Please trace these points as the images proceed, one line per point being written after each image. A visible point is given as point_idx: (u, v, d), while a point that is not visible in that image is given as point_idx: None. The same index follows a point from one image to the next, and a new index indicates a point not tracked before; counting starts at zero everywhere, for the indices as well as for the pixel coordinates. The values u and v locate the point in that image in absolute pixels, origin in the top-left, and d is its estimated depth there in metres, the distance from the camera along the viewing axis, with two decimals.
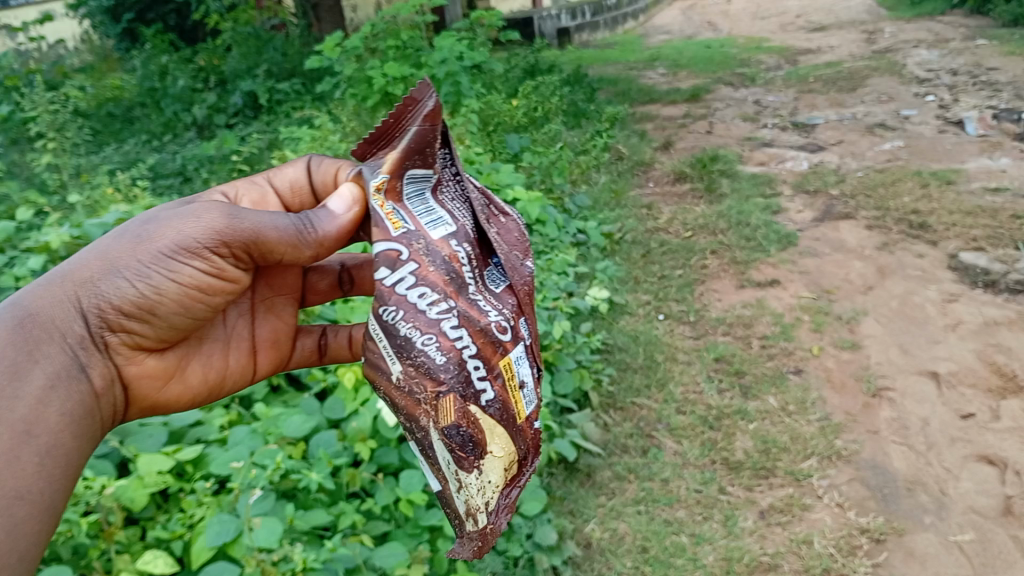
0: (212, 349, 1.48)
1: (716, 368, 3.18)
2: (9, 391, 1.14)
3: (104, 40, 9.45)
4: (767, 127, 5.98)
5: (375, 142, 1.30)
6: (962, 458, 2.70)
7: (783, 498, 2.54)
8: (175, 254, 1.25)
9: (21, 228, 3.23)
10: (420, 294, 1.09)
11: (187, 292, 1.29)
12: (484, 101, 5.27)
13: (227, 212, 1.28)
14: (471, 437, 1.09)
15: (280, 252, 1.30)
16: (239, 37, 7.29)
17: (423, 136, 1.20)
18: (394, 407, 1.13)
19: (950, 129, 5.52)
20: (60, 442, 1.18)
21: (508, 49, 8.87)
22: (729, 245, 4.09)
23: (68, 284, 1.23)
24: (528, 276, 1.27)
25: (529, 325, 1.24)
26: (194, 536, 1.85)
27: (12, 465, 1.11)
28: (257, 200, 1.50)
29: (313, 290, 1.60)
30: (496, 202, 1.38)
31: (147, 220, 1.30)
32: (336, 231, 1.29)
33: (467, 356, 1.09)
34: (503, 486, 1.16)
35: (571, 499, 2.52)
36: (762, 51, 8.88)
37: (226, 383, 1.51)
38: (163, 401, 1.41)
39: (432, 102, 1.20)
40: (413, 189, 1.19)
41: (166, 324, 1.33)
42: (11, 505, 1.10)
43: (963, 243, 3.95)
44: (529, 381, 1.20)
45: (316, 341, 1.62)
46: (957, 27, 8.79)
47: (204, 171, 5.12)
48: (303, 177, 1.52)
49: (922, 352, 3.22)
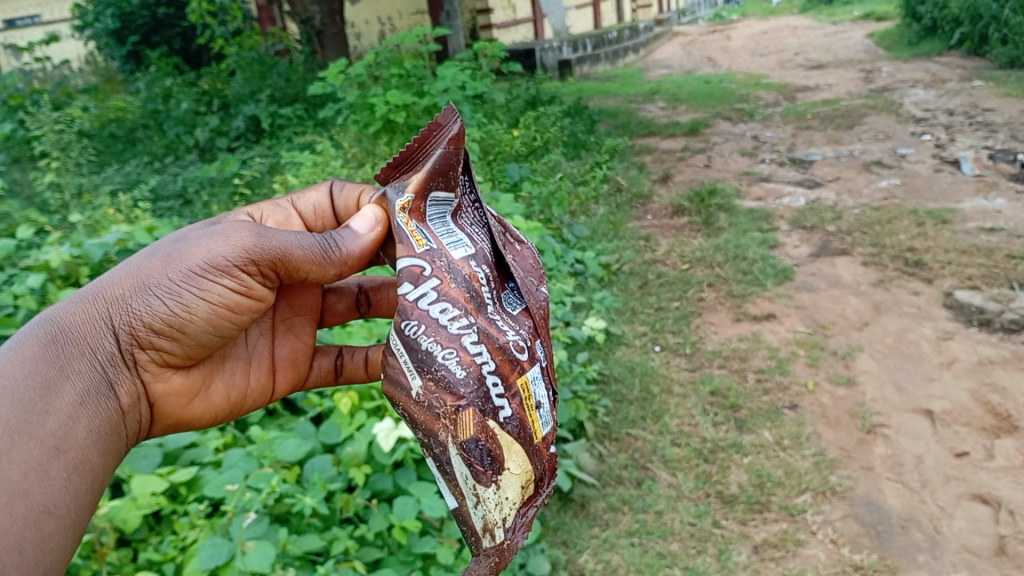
0: (234, 367, 1.47)
1: (711, 401, 3.18)
2: (40, 406, 1.11)
3: (109, 62, 9.54)
4: (765, 162, 6.04)
5: (398, 166, 1.29)
6: (956, 497, 2.69)
7: (777, 533, 2.53)
8: (205, 271, 1.24)
9: (21, 246, 3.24)
10: (441, 310, 1.11)
11: (216, 310, 1.28)
12: (484, 131, 5.33)
13: (255, 231, 1.28)
14: (490, 451, 1.09)
15: (305, 270, 1.30)
16: (244, 62, 7.38)
17: (447, 159, 1.22)
18: (412, 423, 1.13)
19: (946, 169, 5.57)
20: (86, 458, 1.14)
21: (510, 79, 8.97)
22: (726, 278, 4.11)
23: (99, 302, 1.21)
24: (543, 302, 1.29)
25: (544, 348, 1.25)
26: (186, 558, 1.85)
27: (42, 480, 1.08)
28: (282, 221, 1.51)
29: (330, 311, 1.59)
30: (511, 231, 1.40)
31: (178, 238, 1.29)
32: (359, 251, 1.30)
33: (486, 372, 1.10)
34: (521, 505, 1.15)
35: (565, 529, 2.51)
36: (761, 87, 8.99)
37: (247, 402, 1.49)
38: (187, 418, 1.39)
39: (457, 126, 1.22)
40: (436, 212, 1.22)
41: (194, 343, 1.31)
42: (39, 520, 1.06)
43: (958, 281, 3.97)
44: (545, 402, 1.20)
45: (332, 361, 1.60)
46: (953, 68, 8.90)
47: (205, 194, 5.13)
48: (326, 202, 1.54)
49: (916, 389, 3.22)
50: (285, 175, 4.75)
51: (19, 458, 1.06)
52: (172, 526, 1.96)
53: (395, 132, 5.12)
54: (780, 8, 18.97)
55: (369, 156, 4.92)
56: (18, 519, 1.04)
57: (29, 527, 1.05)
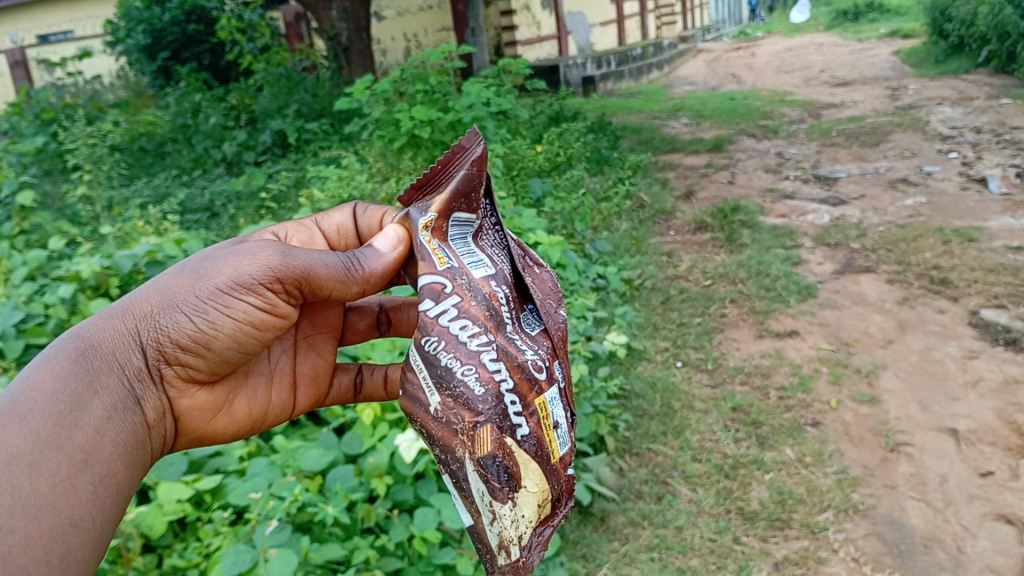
0: (257, 383, 1.49)
1: (733, 417, 3.18)
2: (69, 420, 1.13)
3: (140, 76, 9.71)
4: (788, 179, 6.02)
5: (421, 188, 1.35)
6: (980, 516, 2.66)
7: (799, 550, 2.52)
8: (231, 289, 1.27)
9: (53, 256, 3.30)
10: (461, 326, 1.13)
11: (242, 327, 1.30)
12: (508, 146, 5.35)
13: (281, 250, 1.31)
14: (507, 468, 1.10)
15: (329, 288, 1.33)
16: (271, 78, 7.49)
17: (470, 181, 1.25)
18: (430, 439, 1.14)
19: (973, 187, 5.53)
20: (112, 472, 1.16)
21: (533, 95, 9.02)
22: (749, 295, 4.10)
23: (128, 318, 1.24)
24: (561, 324, 1.31)
25: (562, 369, 1.27)
26: (210, 565, 1.88)
27: (69, 494, 1.08)
28: (306, 240, 1.54)
29: (351, 329, 1.62)
30: (530, 255, 1.41)
31: (205, 256, 1.31)
32: (382, 268, 1.33)
33: (504, 390, 1.11)
34: (537, 524, 1.15)
35: (585, 543, 2.52)
36: (786, 105, 8.97)
37: (268, 418, 1.51)
38: (212, 432, 1.41)
39: (480, 149, 1.25)
40: (457, 232, 1.25)
41: (219, 359, 1.34)
42: (65, 532, 1.06)
43: (984, 300, 3.94)
44: (563, 422, 1.21)
45: (352, 378, 1.63)
46: (981, 86, 8.84)
47: (231, 207, 5.21)
48: (349, 222, 1.57)
49: (941, 408, 3.20)
50: (311, 189, 4.80)
51: (48, 471, 1.07)
52: (196, 533, 1.99)
53: (419, 147, 5.15)
54: (804, 26, 18.99)
55: (394, 171, 4.94)
56: (45, 531, 1.04)
57: (56, 540, 1.05)
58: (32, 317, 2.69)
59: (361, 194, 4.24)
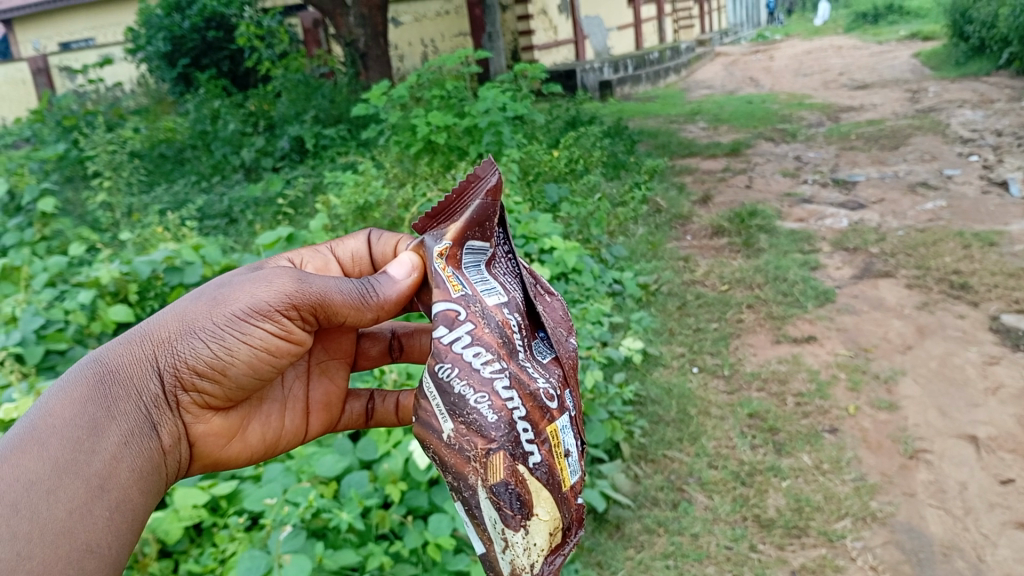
0: (271, 409, 1.49)
1: (750, 423, 3.16)
2: (87, 445, 1.12)
3: (160, 83, 9.77)
4: (807, 183, 5.99)
5: (435, 216, 1.34)
6: (1000, 525, 2.64)
7: (816, 558, 2.50)
8: (248, 315, 1.27)
9: (73, 263, 3.34)
10: (475, 354, 1.13)
11: (257, 354, 1.30)
12: (525, 151, 5.31)
13: (297, 277, 1.31)
14: (519, 496, 1.09)
15: (344, 315, 1.32)
16: (290, 84, 7.55)
17: (484, 210, 1.26)
18: (442, 466, 1.14)
19: (994, 190, 5.47)
20: (129, 498, 1.14)
21: (550, 99, 9.02)
22: (766, 300, 4.08)
23: (146, 344, 1.24)
24: (572, 351, 1.31)
25: (573, 398, 1.26)
26: (225, 570, 1.89)
27: (86, 519, 1.07)
28: (320, 266, 1.54)
29: (363, 355, 1.62)
30: (542, 283, 1.42)
31: (222, 284, 1.32)
32: (396, 295, 1.33)
33: (516, 418, 1.11)
34: (548, 552, 1.13)
35: (599, 550, 2.51)
36: (804, 108, 8.93)
37: (281, 444, 1.50)
38: (225, 458, 1.40)
39: (494, 179, 1.26)
40: (471, 260, 1.25)
41: (234, 385, 1.33)
42: (81, 559, 1.05)
43: (1004, 305, 3.90)
44: (573, 450, 1.21)
45: (364, 404, 1.62)
46: (1002, 89, 8.75)
47: (249, 213, 5.24)
48: (363, 249, 1.57)
49: (961, 414, 3.16)
50: (328, 195, 4.82)
51: (65, 497, 1.06)
52: (212, 538, 2.01)
53: (436, 153, 5.18)
54: (822, 29, 18.93)
55: (410, 176, 4.90)
56: (62, 557, 1.02)
57: (73, 565, 1.03)
58: (52, 323, 2.72)
59: (378, 199, 4.25)
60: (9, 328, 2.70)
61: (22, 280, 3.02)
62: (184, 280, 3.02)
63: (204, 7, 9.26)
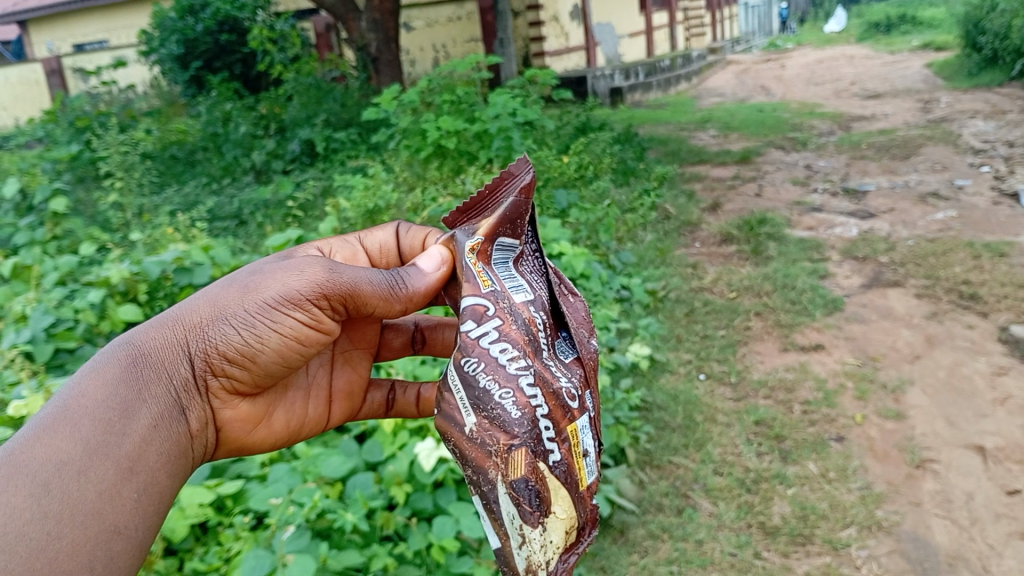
0: (295, 396, 1.49)
1: (756, 431, 3.15)
2: (118, 427, 1.10)
3: (171, 85, 9.79)
4: (817, 192, 5.97)
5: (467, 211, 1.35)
6: (1006, 536, 2.63)
7: (820, 566, 2.49)
8: (279, 304, 1.27)
9: (84, 261, 3.35)
10: (501, 350, 1.13)
11: (286, 342, 1.30)
12: (533, 156, 5.31)
13: (327, 266, 1.32)
14: (538, 492, 1.09)
15: (373, 305, 1.34)
16: (300, 88, 7.60)
17: (517, 208, 1.25)
18: (462, 460, 1.14)
19: (1005, 202, 5.45)
20: (157, 481, 1.13)
21: (561, 105, 9.02)
22: (774, 307, 4.07)
23: (178, 327, 1.23)
24: (593, 352, 1.30)
25: (593, 399, 1.26)
26: (229, 569, 1.90)
27: (115, 499, 1.05)
28: (348, 256, 1.55)
29: (386, 346, 1.62)
30: (566, 283, 1.41)
31: (253, 271, 1.32)
32: (425, 288, 1.33)
33: (539, 415, 1.11)
34: (563, 550, 1.13)
35: (603, 555, 2.50)
36: (815, 116, 8.92)
37: (303, 431, 1.50)
38: (251, 443, 1.40)
39: (528, 177, 1.26)
40: (500, 256, 1.25)
41: (262, 371, 1.33)
42: (109, 540, 1.03)
43: (1014, 316, 3.88)
44: (591, 451, 1.20)
45: (385, 395, 1.62)
46: (1015, 99, 8.73)
47: (259, 215, 5.27)
48: (392, 241, 1.58)
49: (968, 425, 3.15)
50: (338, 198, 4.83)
51: (95, 478, 1.04)
52: (218, 537, 2.02)
53: (445, 157, 5.23)
54: (836, 38, 18.89)
55: (419, 180, 4.89)
56: (90, 538, 1.01)
57: (101, 546, 1.02)
58: (62, 321, 2.74)
59: (385, 202, 4.24)
60: (20, 326, 2.71)
61: (33, 278, 3.03)
62: (193, 280, 3.04)
63: (216, 10, 9.31)
